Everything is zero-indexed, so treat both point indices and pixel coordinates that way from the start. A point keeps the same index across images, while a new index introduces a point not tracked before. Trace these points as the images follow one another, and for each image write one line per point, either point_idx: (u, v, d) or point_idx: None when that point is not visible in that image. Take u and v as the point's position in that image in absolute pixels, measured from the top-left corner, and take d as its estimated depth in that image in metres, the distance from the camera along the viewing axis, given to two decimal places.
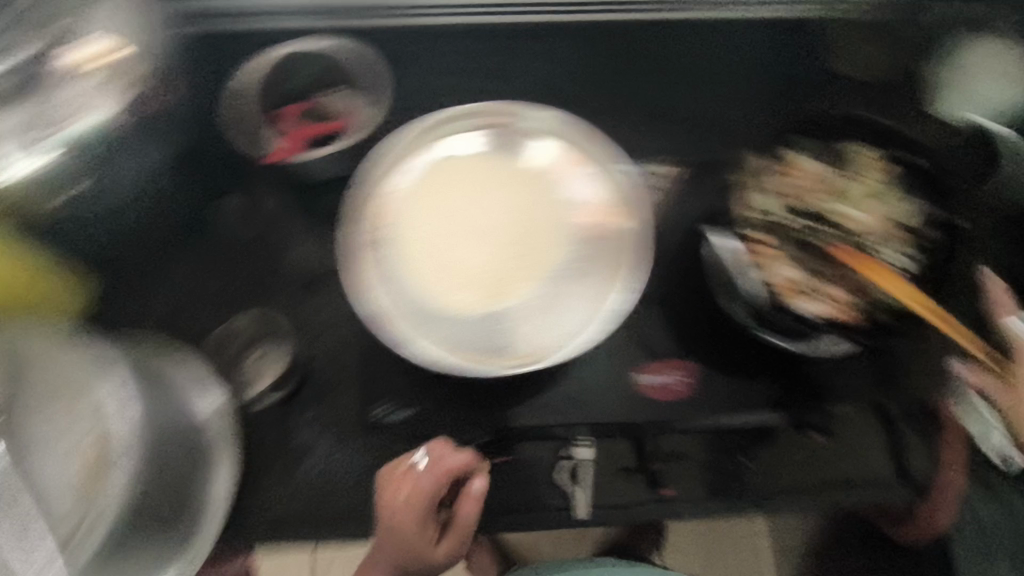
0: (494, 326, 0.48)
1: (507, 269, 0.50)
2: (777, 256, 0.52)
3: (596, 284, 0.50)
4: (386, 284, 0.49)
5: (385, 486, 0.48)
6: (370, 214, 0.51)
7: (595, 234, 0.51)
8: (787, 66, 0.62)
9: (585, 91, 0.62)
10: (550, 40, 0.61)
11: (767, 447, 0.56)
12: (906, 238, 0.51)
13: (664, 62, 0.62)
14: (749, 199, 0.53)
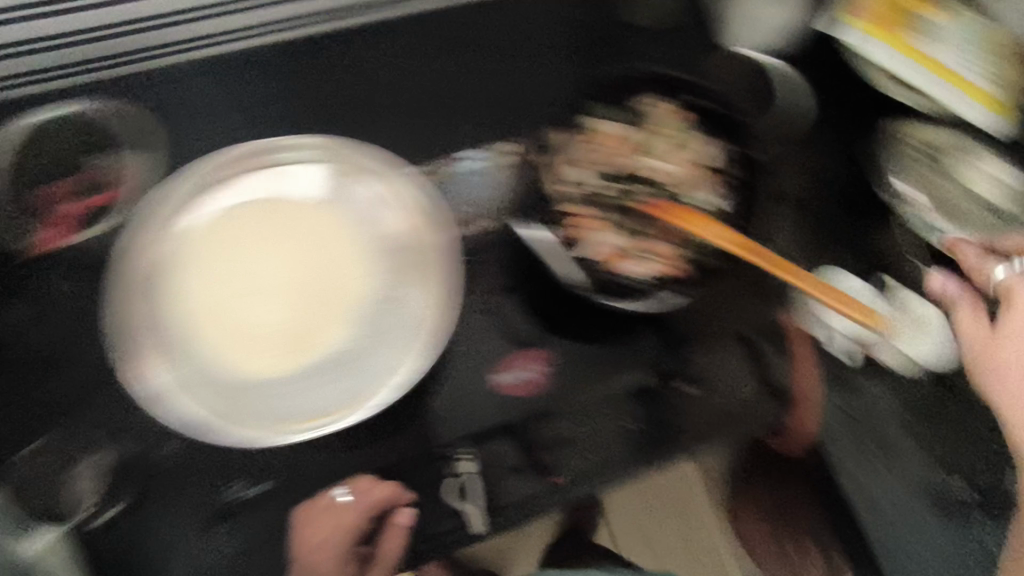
0: (301, 384, 0.48)
1: (308, 322, 0.50)
2: (600, 226, 0.51)
3: (403, 317, 0.50)
4: (176, 362, 0.47)
5: (308, 527, 0.52)
6: (152, 291, 0.50)
7: (398, 263, 0.52)
8: (578, 34, 0.67)
9: (381, 96, 0.64)
10: (333, 50, 0.64)
11: (643, 404, 0.59)
12: (713, 178, 0.52)
13: (456, 48, 0.66)
14: (561, 175, 0.53)
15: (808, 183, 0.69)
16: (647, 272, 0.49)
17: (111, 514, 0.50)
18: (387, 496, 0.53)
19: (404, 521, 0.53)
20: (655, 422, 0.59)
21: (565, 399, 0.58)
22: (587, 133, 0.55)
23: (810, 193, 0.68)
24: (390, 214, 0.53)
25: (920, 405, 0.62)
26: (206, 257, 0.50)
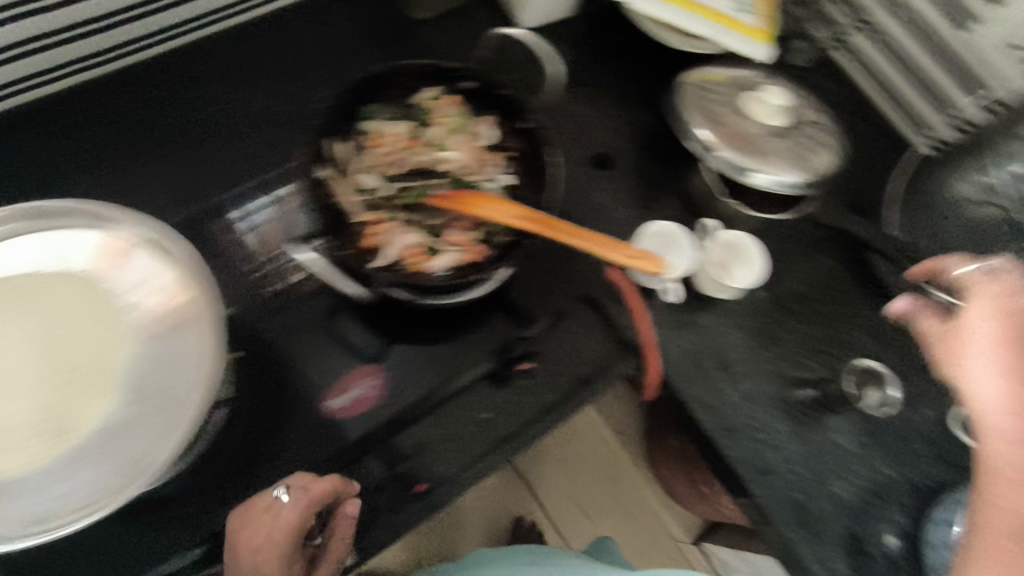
0: (55, 479, 0.42)
1: (61, 405, 0.43)
2: (395, 227, 0.50)
3: (168, 381, 0.44)
4: None
5: (246, 531, 0.47)
6: None
7: (162, 318, 0.46)
8: (360, 37, 0.67)
9: (161, 132, 0.61)
10: (101, 100, 0.60)
11: (493, 391, 0.60)
12: (498, 160, 0.53)
13: (235, 72, 0.64)
14: (348, 183, 0.50)
15: (614, 139, 0.71)
16: (453, 262, 0.49)
17: None
18: (331, 486, 0.50)
19: (353, 512, 0.51)
20: (510, 404, 0.60)
21: (418, 401, 0.58)
22: (364, 137, 0.52)
23: (618, 147, 0.71)
24: (135, 273, 0.47)
25: (750, 327, 0.67)
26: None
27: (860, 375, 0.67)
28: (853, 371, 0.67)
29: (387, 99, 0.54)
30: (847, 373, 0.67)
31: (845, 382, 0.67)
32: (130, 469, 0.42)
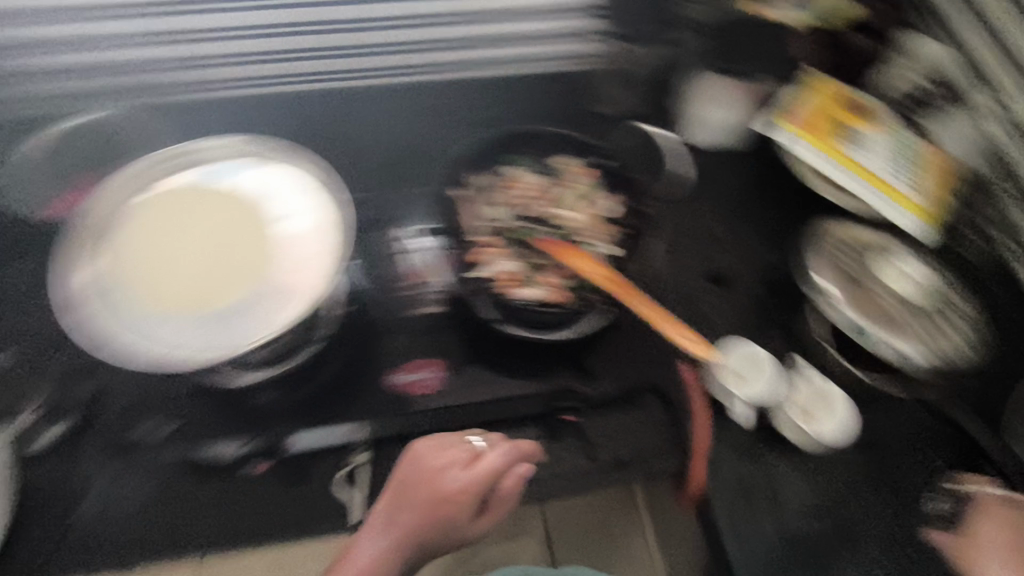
0: (204, 326, 0.49)
1: (221, 278, 0.52)
2: (501, 254, 0.59)
3: (306, 277, 0.51)
4: (102, 301, 0.50)
5: (442, 459, 0.56)
6: (93, 244, 0.53)
7: (313, 234, 0.54)
8: (558, 105, 0.79)
9: (376, 135, 0.75)
10: (338, 101, 0.75)
11: (542, 431, 0.64)
12: (610, 229, 0.60)
13: (447, 107, 0.77)
14: (479, 212, 0.60)
15: (739, 260, 0.74)
16: (536, 296, 0.56)
17: (54, 436, 0.60)
18: (523, 446, 0.58)
19: (526, 474, 0.57)
20: (550, 451, 0.64)
21: (473, 409, 0.63)
22: (506, 180, 0.62)
23: (739, 268, 0.73)
24: (298, 218, 0.55)
25: None
26: (119, 234, 0.53)
27: (956, 502, 0.58)
28: (945, 497, 0.59)
29: (535, 155, 0.64)
30: (937, 498, 0.59)
31: (934, 505, 0.59)
32: (230, 344, 0.48)
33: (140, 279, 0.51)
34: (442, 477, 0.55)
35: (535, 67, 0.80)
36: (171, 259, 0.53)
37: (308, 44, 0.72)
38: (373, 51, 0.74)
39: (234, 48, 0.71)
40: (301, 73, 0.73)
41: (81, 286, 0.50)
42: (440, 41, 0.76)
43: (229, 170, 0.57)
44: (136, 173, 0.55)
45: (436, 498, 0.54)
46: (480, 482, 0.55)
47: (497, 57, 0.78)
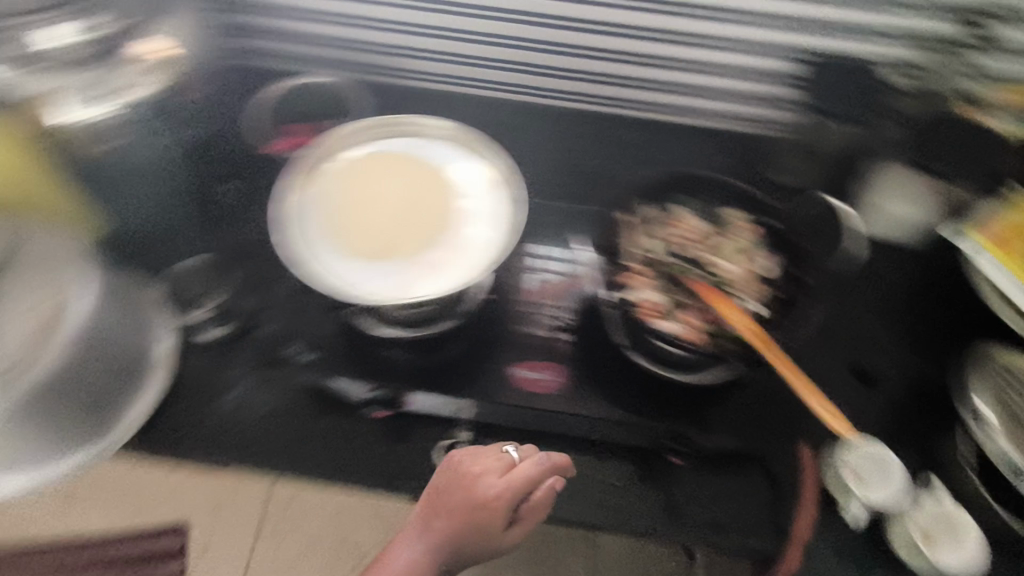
0: (385, 275, 0.54)
1: (405, 235, 0.56)
2: (648, 283, 0.60)
3: (480, 255, 0.55)
4: (304, 233, 0.56)
5: (477, 463, 0.56)
6: (304, 183, 0.59)
7: (491, 218, 0.58)
8: (733, 161, 0.81)
9: (557, 148, 0.82)
10: (533, 112, 0.82)
11: (639, 468, 0.63)
12: (762, 287, 0.60)
13: (628, 141, 0.82)
14: (636, 240, 0.62)
15: (884, 360, 0.70)
16: (674, 331, 0.57)
17: (215, 337, 0.69)
18: (556, 457, 0.57)
19: (556, 486, 0.56)
20: (643, 491, 0.62)
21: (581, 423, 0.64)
22: (670, 217, 0.64)
23: (884, 370, 0.69)
24: (481, 202, 0.59)
25: None
26: (334, 169, 0.60)
27: None
28: None
29: (704, 200, 0.65)
30: None
31: None
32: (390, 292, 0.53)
33: (337, 213, 0.57)
34: (476, 485, 0.55)
35: (706, 121, 0.82)
36: (366, 203, 0.58)
37: (502, 56, 0.79)
38: (559, 74, 0.80)
39: (459, 49, 0.79)
40: (493, 80, 0.82)
41: (292, 203, 0.57)
42: (618, 78, 0.80)
43: (426, 148, 0.63)
44: (367, 123, 0.62)
45: (469, 506, 0.54)
46: (514, 490, 0.54)
47: (670, 102, 0.81)
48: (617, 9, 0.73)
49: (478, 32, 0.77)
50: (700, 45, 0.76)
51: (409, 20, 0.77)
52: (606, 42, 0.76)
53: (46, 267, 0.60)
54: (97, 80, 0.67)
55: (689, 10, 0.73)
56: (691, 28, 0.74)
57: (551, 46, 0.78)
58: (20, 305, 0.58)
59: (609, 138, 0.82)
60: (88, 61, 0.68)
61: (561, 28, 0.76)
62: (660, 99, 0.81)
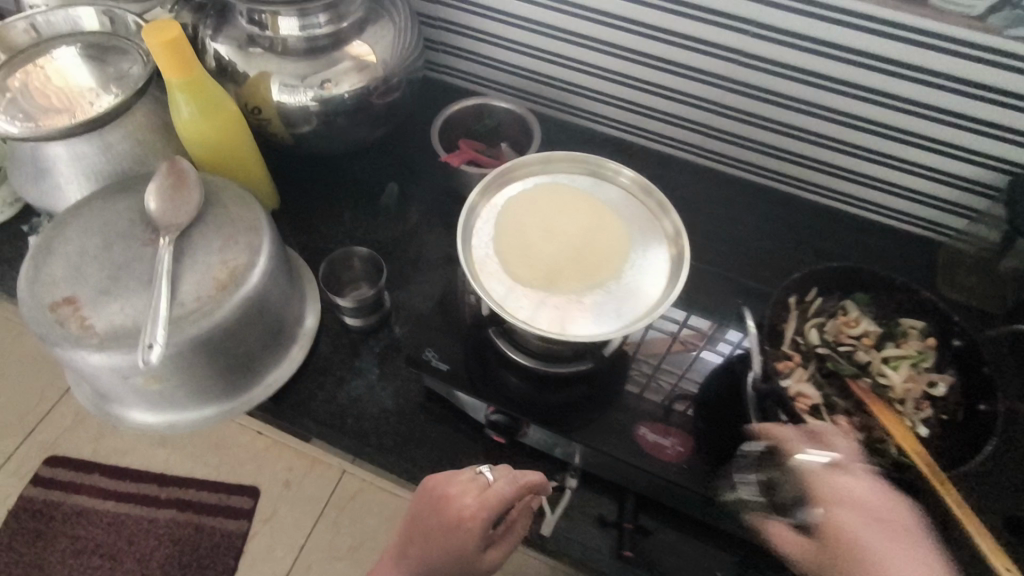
0: (541, 310, 0.53)
1: (566, 273, 0.54)
2: (803, 375, 0.56)
3: (637, 309, 0.52)
4: (472, 255, 0.55)
5: (454, 486, 0.56)
6: (479, 203, 0.58)
7: (654, 273, 0.54)
8: (899, 261, 0.79)
9: (716, 212, 0.83)
10: (701, 176, 0.85)
11: (745, 562, 0.62)
12: (928, 408, 0.54)
13: (793, 222, 0.82)
14: (801, 329, 0.58)
15: None
16: None
17: (358, 328, 0.71)
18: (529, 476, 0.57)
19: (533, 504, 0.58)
20: None
21: (705, 506, 0.60)
22: (840, 311, 0.60)
23: None
24: (656, 259, 0.55)
25: None
26: (515, 194, 0.59)
27: None
28: None
29: (881, 300, 0.59)
30: None
31: None
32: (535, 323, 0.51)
33: (512, 230, 0.56)
34: (450, 510, 0.54)
35: (876, 212, 0.81)
36: (543, 228, 0.57)
37: (684, 115, 0.81)
38: (736, 141, 0.81)
39: (646, 101, 0.82)
40: (667, 135, 0.85)
41: (475, 208, 0.57)
42: (796, 156, 0.79)
43: (602, 187, 0.59)
44: (576, 153, 0.59)
45: (445, 533, 0.54)
46: (488, 511, 0.54)
47: (842, 188, 0.80)
48: (816, 89, 0.71)
49: (667, 88, 0.79)
50: (896, 141, 0.72)
51: (605, 65, 0.80)
52: (794, 121, 0.75)
53: (229, 226, 0.63)
54: (311, 69, 0.74)
55: (896, 104, 0.69)
56: (892, 122, 0.70)
57: (736, 114, 0.78)
58: (204, 255, 0.61)
59: (772, 215, 0.83)
60: (311, 54, 0.74)
61: (751, 99, 0.75)
62: (835, 182, 0.80)
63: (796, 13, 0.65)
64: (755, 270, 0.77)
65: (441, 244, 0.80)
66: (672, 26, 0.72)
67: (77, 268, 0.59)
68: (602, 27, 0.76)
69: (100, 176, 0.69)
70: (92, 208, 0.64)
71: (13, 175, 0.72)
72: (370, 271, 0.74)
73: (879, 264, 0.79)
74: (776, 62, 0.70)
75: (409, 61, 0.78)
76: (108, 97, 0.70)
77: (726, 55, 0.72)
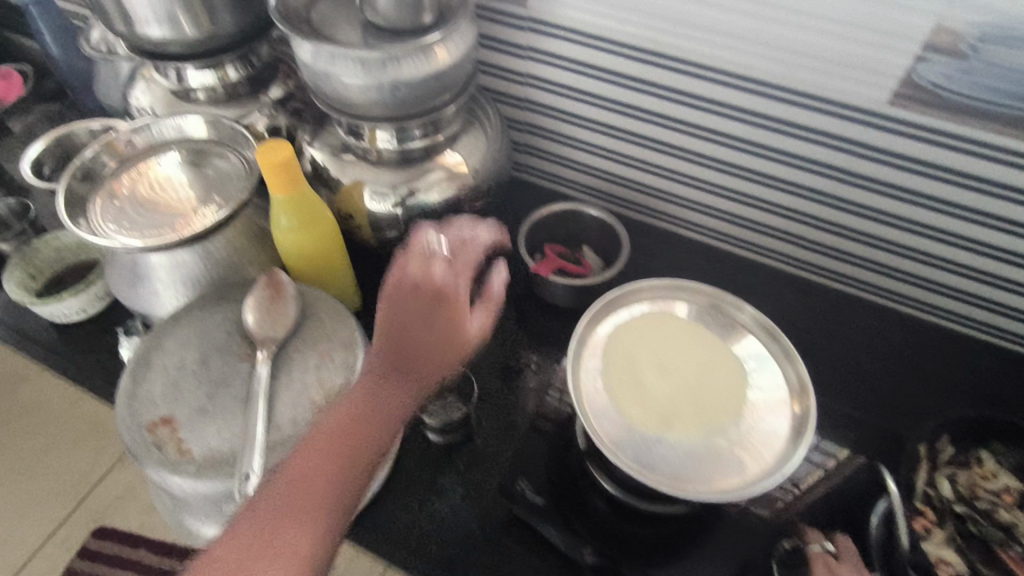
0: (655, 451, 0.50)
1: (681, 411, 0.52)
2: (940, 536, 0.51)
3: (759, 459, 0.49)
4: (583, 386, 0.53)
5: (414, 261, 0.61)
6: (589, 328, 0.57)
7: (776, 420, 0.51)
8: (1013, 388, 0.74)
9: (810, 326, 0.79)
10: (792, 285, 0.83)
11: None
12: None
13: (893, 339, 0.78)
14: (935, 479, 0.54)
15: None
16: None
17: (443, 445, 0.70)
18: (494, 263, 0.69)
19: (504, 288, 0.66)
20: None
21: None
22: (975, 461, 0.55)
23: None
24: (776, 406, 0.53)
25: None
26: (626, 322, 0.58)
27: None
28: None
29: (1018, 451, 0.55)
30: None
31: None
32: (643, 467, 0.48)
33: (621, 359, 0.55)
34: (433, 286, 0.59)
35: (983, 332, 0.77)
36: (655, 361, 0.55)
37: (775, 225, 0.80)
38: (831, 254, 0.79)
39: (737, 210, 0.81)
40: (754, 243, 0.83)
41: (586, 332, 0.56)
42: (894, 271, 0.77)
43: (716, 320, 0.58)
44: (690, 284, 0.59)
45: (434, 308, 0.57)
46: (465, 282, 0.61)
47: (947, 305, 0.77)
48: (922, 208, 0.69)
49: (761, 198, 0.78)
50: (1012, 263, 0.69)
51: (697, 175, 0.80)
52: (895, 237, 0.73)
53: (325, 343, 0.62)
54: (403, 176, 0.74)
55: (1013, 229, 0.66)
56: (1007, 245, 0.68)
57: (831, 227, 0.76)
58: (300, 373, 0.60)
59: (870, 329, 0.79)
60: (405, 163, 0.75)
61: (850, 214, 0.74)
62: (936, 300, 0.77)
63: (907, 136, 0.64)
64: (857, 392, 0.73)
65: (523, 352, 0.78)
66: (771, 143, 0.72)
67: (175, 385, 0.59)
68: (697, 139, 0.76)
69: (196, 284, 0.69)
70: (190, 319, 0.64)
71: (110, 277, 0.73)
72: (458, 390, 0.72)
73: (991, 390, 0.74)
74: (880, 181, 0.69)
75: (497, 169, 0.79)
76: (210, 206, 0.71)
77: (826, 172, 0.71)
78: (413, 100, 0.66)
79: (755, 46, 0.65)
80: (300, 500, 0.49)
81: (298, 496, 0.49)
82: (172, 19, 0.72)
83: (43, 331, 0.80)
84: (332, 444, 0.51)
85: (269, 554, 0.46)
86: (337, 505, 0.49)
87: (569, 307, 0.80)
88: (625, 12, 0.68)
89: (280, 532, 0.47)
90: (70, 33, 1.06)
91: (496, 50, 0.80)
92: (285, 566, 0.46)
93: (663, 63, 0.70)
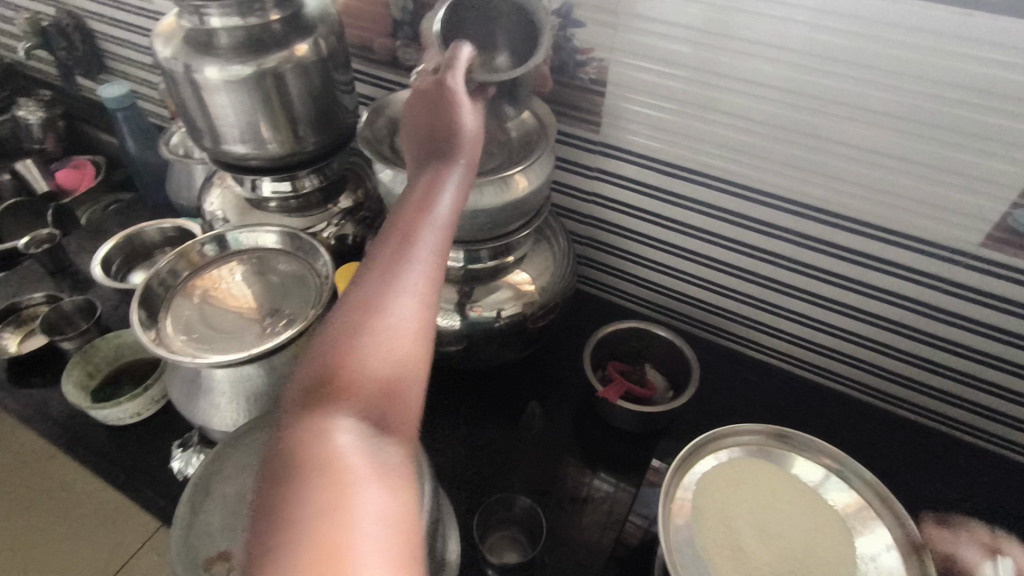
0: None
1: None
2: None
3: None
4: (678, 538, 0.50)
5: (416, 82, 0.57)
6: (683, 475, 0.55)
7: None
8: None
9: (891, 462, 0.75)
10: (865, 415, 0.80)
11: None
12: None
13: (982, 481, 0.73)
14: None
15: None
16: None
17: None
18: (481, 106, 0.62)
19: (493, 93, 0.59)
20: None
21: None
22: None
23: None
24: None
25: None
26: (720, 471, 0.56)
27: None
28: None
29: None
30: None
31: None
32: None
33: (715, 517, 0.52)
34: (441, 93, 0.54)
35: None
36: (752, 521, 0.52)
37: (849, 351, 0.77)
38: (909, 384, 0.76)
39: (808, 335, 0.79)
40: (827, 368, 0.81)
41: (677, 477, 0.54)
42: (983, 408, 0.73)
43: (813, 478, 0.56)
44: (787, 431, 0.58)
45: (451, 103, 0.53)
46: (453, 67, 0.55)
47: None
48: (1012, 347, 0.66)
49: (834, 325, 0.76)
50: None
51: (767, 298, 0.78)
52: (984, 374, 0.70)
53: None
54: (468, 295, 0.74)
55: None
56: None
57: (912, 358, 0.73)
58: None
59: (956, 467, 0.74)
60: (473, 279, 0.74)
61: (933, 347, 0.71)
62: None
63: (996, 277, 0.62)
64: None
65: (589, 478, 0.74)
66: (848, 272, 0.70)
67: (236, 516, 0.57)
68: (768, 263, 0.75)
69: (258, 398, 0.68)
70: (253, 438, 0.62)
71: (171, 386, 0.72)
72: (524, 525, 0.69)
73: None
74: (967, 318, 0.67)
75: (564, 287, 0.78)
76: (279, 317, 0.71)
77: (907, 305, 0.69)
78: (489, 227, 0.66)
79: (834, 181, 0.65)
80: (398, 265, 0.44)
81: (393, 265, 0.44)
82: (257, 137, 0.75)
83: (95, 433, 0.78)
84: (417, 215, 0.47)
85: (382, 320, 0.41)
86: (433, 274, 0.45)
87: (635, 432, 0.76)
88: (701, 143, 0.70)
89: (386, 296, 0.42)
90: (149, 134, 1.12)
91: (567, 170, 0.82)
92: (409, 315, 0.42)
93: (736, 190, 0.71)
